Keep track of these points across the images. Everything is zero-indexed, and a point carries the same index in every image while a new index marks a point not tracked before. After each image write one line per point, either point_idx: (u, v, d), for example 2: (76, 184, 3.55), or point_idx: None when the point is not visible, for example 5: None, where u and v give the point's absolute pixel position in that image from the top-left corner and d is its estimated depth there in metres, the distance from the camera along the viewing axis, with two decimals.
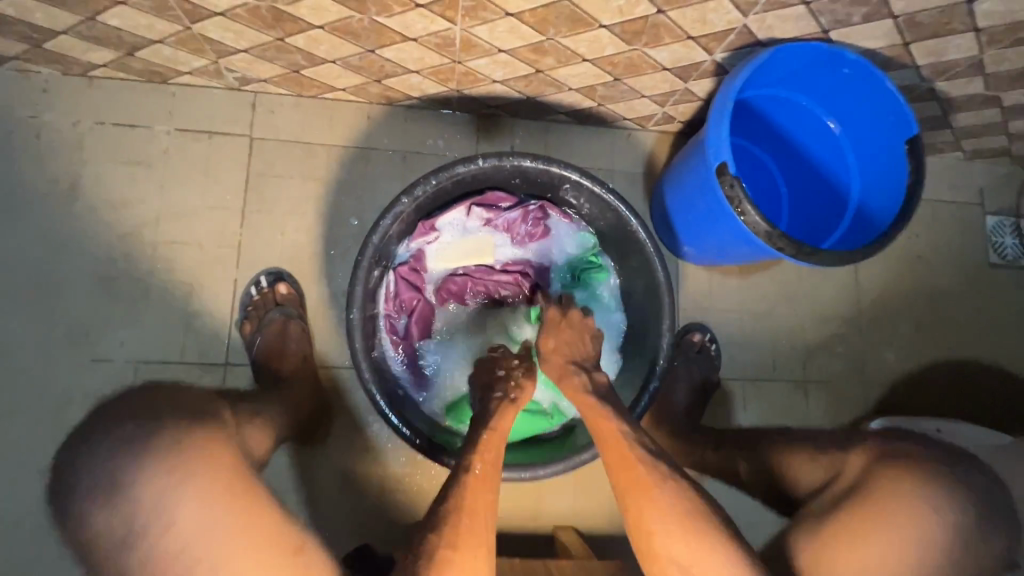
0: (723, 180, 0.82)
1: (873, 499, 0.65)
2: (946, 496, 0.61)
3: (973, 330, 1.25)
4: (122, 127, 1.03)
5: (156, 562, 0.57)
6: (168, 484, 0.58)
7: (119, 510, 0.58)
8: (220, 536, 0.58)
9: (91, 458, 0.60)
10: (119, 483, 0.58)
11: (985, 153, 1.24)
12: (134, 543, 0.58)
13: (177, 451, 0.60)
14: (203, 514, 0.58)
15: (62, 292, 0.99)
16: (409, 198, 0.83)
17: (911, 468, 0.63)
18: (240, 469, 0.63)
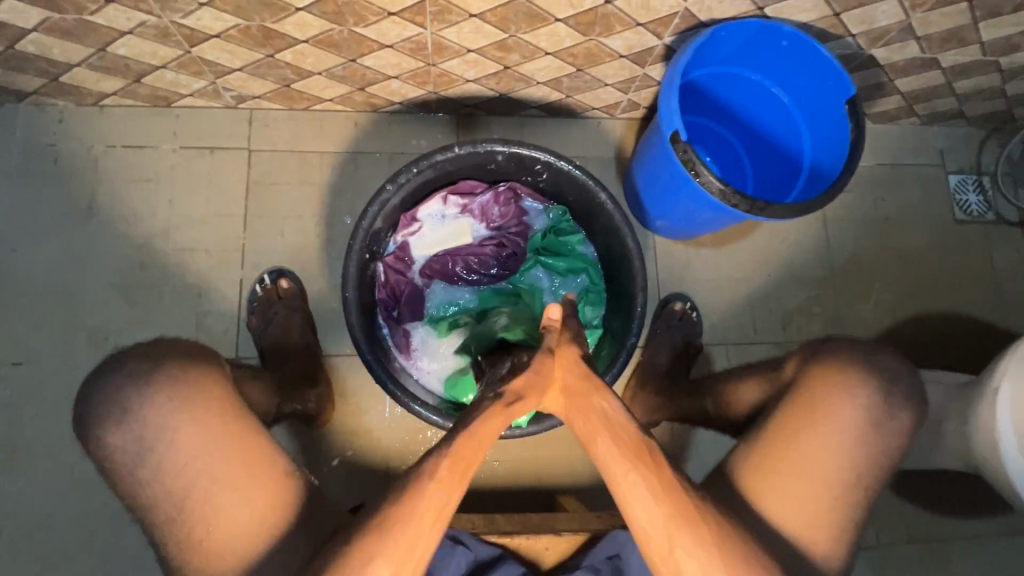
0: (677, 147, 0.90)
1: (812, 392, 0.78)
2: (858, 383, 0.78)
3: (945, 283, 1.31)
4: (130, 148, 1.13)
5: (160, 470, 0.69)
6: (166, 408, 0.70)
7: (128, 430, 0.70)
8: (213, 447, 0.70)
9: (104, 388, 0.72)
10: (128, 409, 0.70)
11: (940, 116, 1.31)
12: (143, 455, 0.70)
13: (173, 382, 0.72)
14: (198, 431, 0.70)
15: (84, 300, 1.08)
16: (394, 185, 0.91)
17: (837, 362, 0.80)
18: (228, 395, 0.73)
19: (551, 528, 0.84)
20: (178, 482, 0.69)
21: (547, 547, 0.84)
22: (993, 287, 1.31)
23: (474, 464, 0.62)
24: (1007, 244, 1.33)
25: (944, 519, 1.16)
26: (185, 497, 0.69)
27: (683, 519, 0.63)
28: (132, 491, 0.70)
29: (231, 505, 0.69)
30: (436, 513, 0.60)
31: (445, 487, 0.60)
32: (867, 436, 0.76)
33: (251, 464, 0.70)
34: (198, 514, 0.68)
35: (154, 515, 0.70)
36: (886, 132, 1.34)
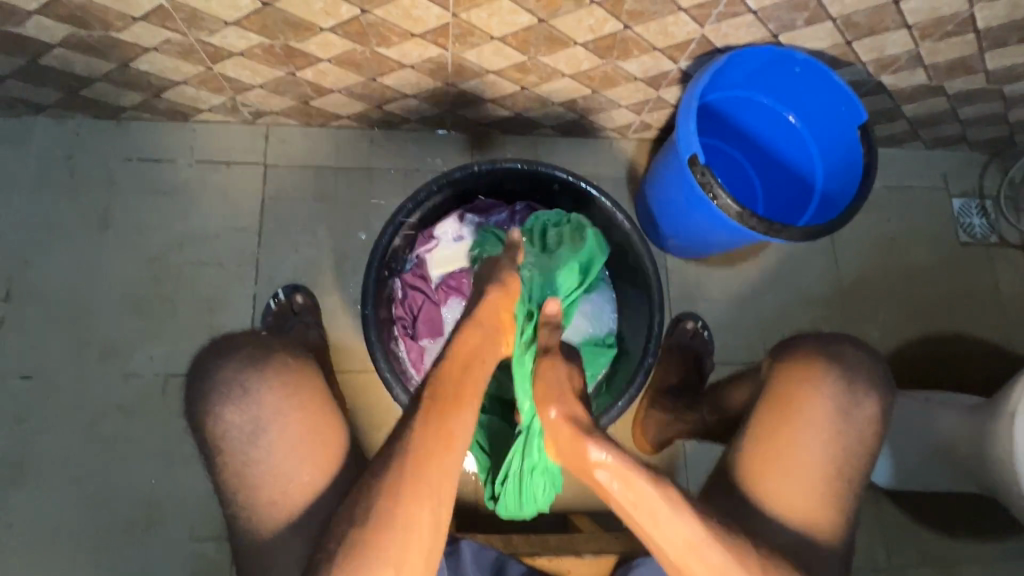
0: (694, 169, 0.91)
1: (784, 395, 0.81)
2: (822, 377, 0.81)
3: (952, 306, 1.32)
4: (146, 161, 1.14)
5: (269, 455, 0.72)
6: (281, 397, 0.73)
7: (248, 413, 0.72)
8: (318, 438, 0.73)
9: (228, 368, 0.74)
10: (249, 391, 0.73)
11: (944, 141, 1.33)
12: (254, 438, 0.72)
13: (291, 372, 0.75)
14: (302, 420, 0.73)
15: (96, 313, 1.08)
16: (414, 203, 0.93)
17: (801, 361, 0.82)
18: (330, 390, 0.77)
19: (572, 549, 0.84)
20: (284, 467, 0.71)
21: (569, 569, 0.84)
22: (999, 309, 1.33)
23: (457, 396, 0.66)
24: (1012, 266, 1.35)
25: (959, 543, 1.15)
26: (286, 483, 0.71)
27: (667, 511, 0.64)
28: (235, 471, 0.72)
29: (329, 498, 0.72)
30: (440, 441, 0.63)
31: (434, 423, 0.64)
32: (838, 426, 0.79)
33: (343, 461, 0.74)
34: (293, 501, 0.71)
35: (251, 497, 0.72)
36: (890, 155, 1.37)
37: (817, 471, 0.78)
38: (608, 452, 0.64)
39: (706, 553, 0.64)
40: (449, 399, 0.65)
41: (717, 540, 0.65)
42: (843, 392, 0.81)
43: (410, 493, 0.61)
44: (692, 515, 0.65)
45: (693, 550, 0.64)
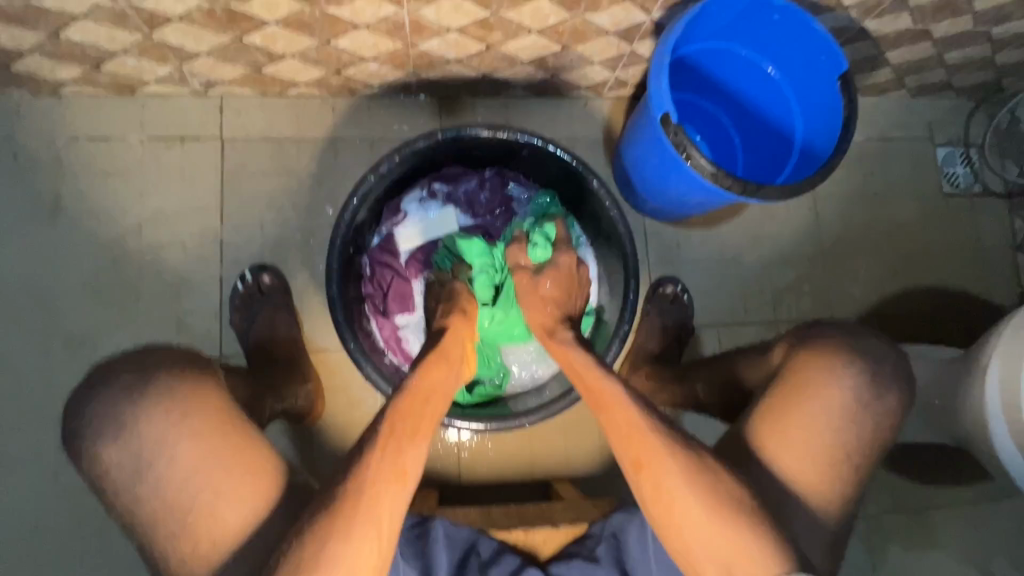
0: (667, 128, 0.87)
1: (807, 377, 0.77)
2: (843, 363, 0.78)
3: (932, 258, 1.31)
4: (95, 139, 1.08)
5: (160, 485, 0.65)
6: (164, 420, 0.67)
7: (125, 446, 0.66)
8: (213, 460, 0.66)
9: (100, 399, 0.68)
10: (125, 422, 0.67)
11: (929, 88, 1.29)
12: (143, 470, 0.66)
13: (171, 392, 0.68)
14: (194, 444, 0.66)
15: (57, 301, 1.04)
16: (376, 175, 0.88)
17: (824, 349, 0.79)
18: (225, 407, 0.69)
19: (548, 521, 0.83)
20: (177, 498, 0.65)
21: (544, 540, 0.82)
22: (979, 259, 1.32)
23: (419, 424, 0.64)
24: (993, 216, 1.34)
25: (929, 490, 1.19)
26: (186, 512, 0.64)
27: (655, 464, 0.65)
28: (127, 506, 0.66)
29: (237, 524, 0.64)
30: (391, 476, 0.60)
31: (390, 454, 0.61)
32: (854, 412, 0.76)
33: (252, 477, 0.66)
34: (198, 533, 0.64)
35: (153, 531, 0.65)
36: (874, 105, 1.33)
37: (826, 462, 0.74)
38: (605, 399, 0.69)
39: (655, 472, 0.65)
40: (404, 430, 0.63)
41: (669, 456, 0.65)
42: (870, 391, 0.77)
43: (362, 528, 0.58)
44: (642, 430, 0.66)
45: (638, 468, 0.66)
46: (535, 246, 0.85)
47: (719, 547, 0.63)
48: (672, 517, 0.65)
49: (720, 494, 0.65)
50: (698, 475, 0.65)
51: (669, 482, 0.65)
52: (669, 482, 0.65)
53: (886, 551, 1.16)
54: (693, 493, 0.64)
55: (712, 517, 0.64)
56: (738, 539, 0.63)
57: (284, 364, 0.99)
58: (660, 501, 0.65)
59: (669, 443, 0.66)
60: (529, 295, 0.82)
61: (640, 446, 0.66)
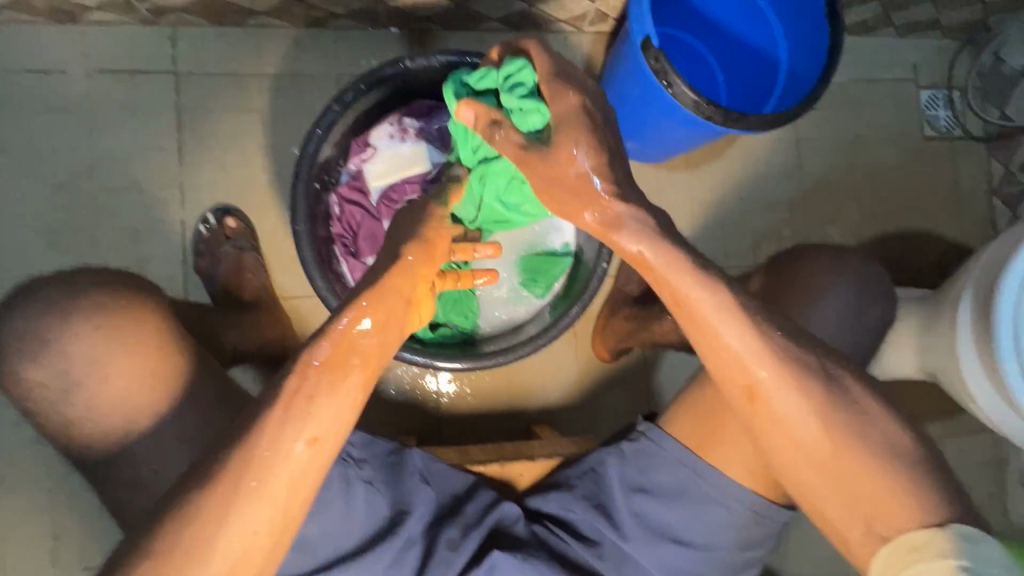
0: (647, 53, 0.83)
1: (807, 282, 0.82)
2: (836, 273, 0.83)
3: (910, 202, 1.31)
4: (35, 72, 0.99)
5: (93, 407, 0.64)
6: (96, 341, 0.65)
7: (51, 364, 0.64)
8: (149, 380, 0.66)
9: (18, 317, 0.65)
10: (52, 340, 0.65)
11: (915, 26, 1.26)
12: (73, 391, 0.64)
13: (103, 311, 0.66)
14: (129, 365, 0.65)
15: (4, 247, 0.98)
16: (341, 105, 0.83)
17: (817, 262, 0.84)
18: (162, 328, 0.68)
19: (524, 455, 0.83)
20: (112, 417, 0.65)
21: (521, 472, 0.82)
22: (956, 203, 1.33)
23: (335, 383, 0.58)
24: (972, 160, 1.34)
25: None
26: (123, 430, 0.65)
27: (769, 389, 0.62)
28: (58, 427, 0.65)
29: (177, 440, 0.66)
30: (296, 437, 0.56)
31: (290, 415, 0.56)
32: (846, 318, 0.80)
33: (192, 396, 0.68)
34: (137, 451, 0.66)
35: (89, 451, 0.66)
36: (861, 45, 1.29)
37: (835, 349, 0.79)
38: (713, 322, 0.62)
39: (770, 396, 0.62)
40: (317, 384, 0.57)
41: (790, 381, 0.62)
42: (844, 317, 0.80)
43: (249, 496, 0.54)
44: (757, 354, 0.61)
45: (755, 398, 0.63)
46: (527, 111, 0.64)
47: (849, 466, 0.62)
48: (781, 438, 0.63)
49: (841, 414, 0.62)
50: (812, 393, 0.62)
51: (783, 405, 0.62)
52: (779, 406, 0.62)
53: None
54: (805, 416, 0.62)
55: (820, 437, 0.62)
56: (847, 457, 0.62)
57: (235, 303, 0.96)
58: (772, 425, 0.63)
59: (783, 367, 0.62)
60: (573, 189, 0.62)
61: (752, 372, 0.62)
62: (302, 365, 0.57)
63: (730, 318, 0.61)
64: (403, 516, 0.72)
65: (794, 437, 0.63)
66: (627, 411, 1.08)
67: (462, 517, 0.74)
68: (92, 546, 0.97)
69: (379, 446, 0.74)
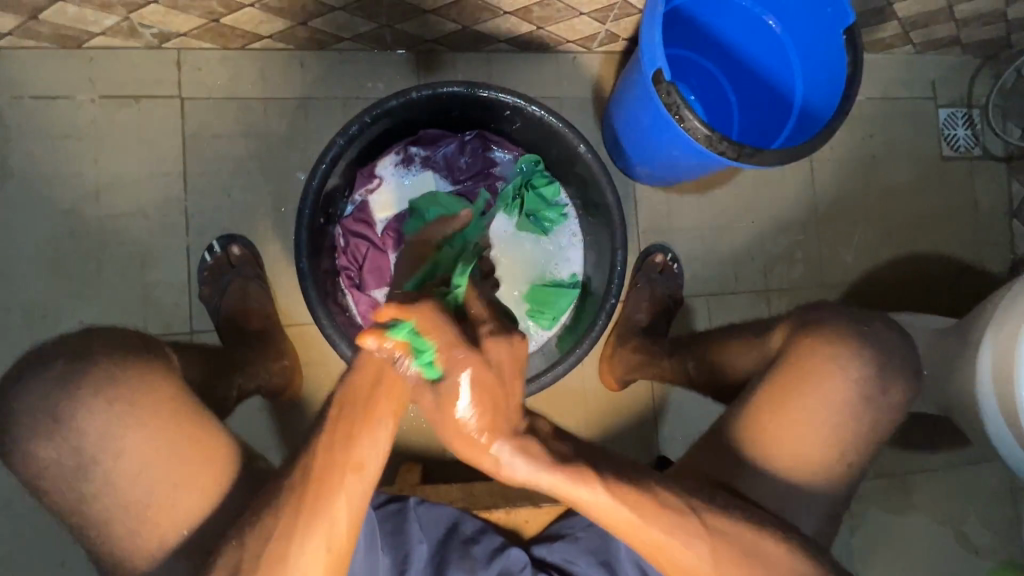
0: (658, 87, 0.81)
1: (810, 362, 0.72)
2: (853, 350, 0.72)
3: (927, 224, 1.28)
4: (41, 98, 0.99)
5: (109, 483, 0.62)
6: (109, 413, 0.62)
7: (65, 442, 0.62)
8: (167, 452, 0.63)
9: (26, 394, 0.63)
10: (61, 418, 0.62)
11: (935, 44, 1.22)
12: (86, 468, 0.62)
13: (113, 383, 0.63)
14: (144, 438, 0.62)
15: (10, 275, 0.98)
16: (345, 138, 0.82)
17: (832, 333, 0.73)
18: (179, 395, 0.66)
19: (529, 500, 0.83)
20: (131, 494, 0.62)
21: (527, 519, 0.82)
22: (973, 225, 1.29)
23: (363, 424, 0.55)
24: (992, 181, 1.30)
25: (908, 455, 1.20)
26: (144, 507, 0.62)
27: (664, 549, 0.60)
28: (74, 506, 0.63)
29: (203, 515, 0.64)
30: (345, 468, 0.55)
31: (339, 444, 0.55)
32: (857, 407, 0.71)
33: (214, 468, 0.65)
34: (160, 527, 0.62)
35: (107, 530, 0.63)
36: (878, 62, 1.26)
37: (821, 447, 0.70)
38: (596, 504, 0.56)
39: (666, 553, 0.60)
40: (354, 417, 0.55)
41: (677, 539, 0.59)
42: (821, 431, 0.70)
43: (310, 544, 0.55)
44: (641, 526, 0.58)
45: (654, 553, 0.61)
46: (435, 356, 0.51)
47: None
48: None
49: (735, 562, 0.61)
50: (705, 541, 0.60)
51: (681, 557, 0.60)
52: (679, 559, 0.60)
53: (864, 515, 1.18)
54: (705, 563, 0.60)
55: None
56: None
57: (253, 340, 0.94)
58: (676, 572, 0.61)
59: (671, 527, 0.59)
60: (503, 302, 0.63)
61: (644, 539, 0.59)
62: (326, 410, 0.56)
63: (606, 496, 0.56)
64: (408, 564, 0.71)
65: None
66: None
67: (469, 561, 0.73)
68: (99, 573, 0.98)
69: (380, 499, 0.75)
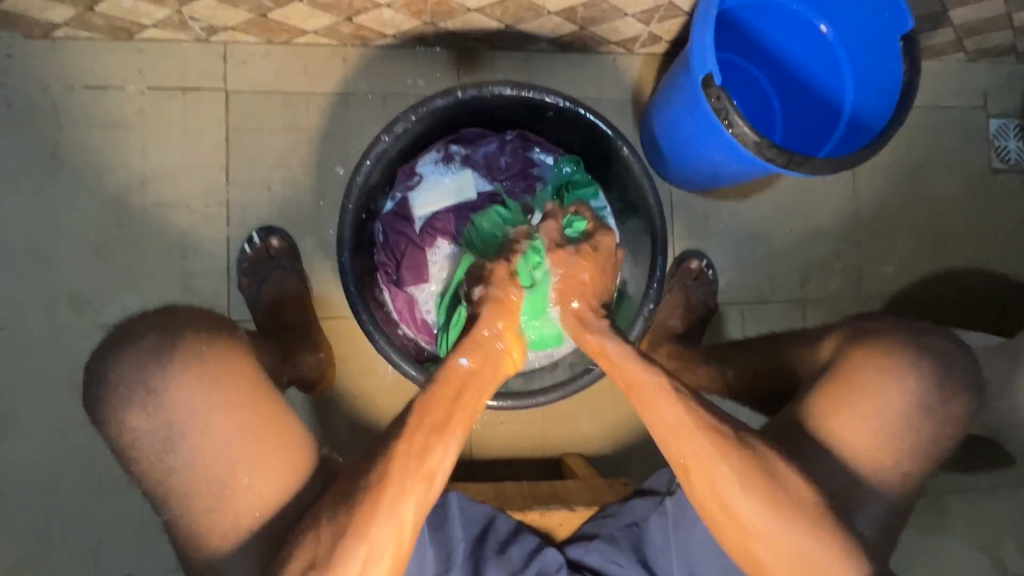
0: (708, 92, 0.79)
1: (864, 372, 0.70)
2: (909, 364, 0.70)
3: (973, 238, 1.24)
4: (93, 88, 1.01)
5: (192, 460, 0.63)
6: (196, 391, 0.64)
7: (155, 416, 0.63)
8: (247, 435, 0.64)
9: (122, 367, 0.65)
10: (153, 390, 0.64)
11: (988, 52, 1.18)
12: (173, 441, 0.63)
13: (201, 361, 0.65)
14: (226, 418, 0.64)
15: (60, 260, 1.01)
16: (391, 135, 0.83)
17: (886, 346, 0.72)
18: (256, 381, 0.67)
19: (563, 503, 0.82)
20: (211, 469, 0.63)
21: (561, 523, 0.81)
22: (1023, 239, 1.25)
23: (442, 425, 0.60)
24: None
25: (947, 475, 1.17)
26: (222, 486, 0.63)
27: (699, 461, 0.60)
28: (156, 480, 0.64)
29: (274, 498, 0.64)
30: (418, 476, 0.58)
31: (416, 451, 0.58)
32: (916, 421, 0.69)
33: (285, 453, 0.65)
34: (233, 507, 0.63)
35: (184, 507, 0.64)
36: (926, 69, 1.22)
37: (888, 445, 0.68)
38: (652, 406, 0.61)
39: (704, 474, 0.60)
40: (432, 427, 0.59)
41: (716, 453, 0.60)
42: (899, 432, 0.68)
43: (376, 538, 0.57)
44: (689, 429, 0.60)
45: (687, 473, 0.61)
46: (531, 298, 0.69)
47: (786, 556, 0.60)
48: (730, 522, 0.61)
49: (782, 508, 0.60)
50: (749, 473, 0.60)
51: (721, 482, 0.60)
52: (719, 481, 0.60)
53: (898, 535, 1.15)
54: (745, 499, 0.60)
55: (773, 521, 0.59)
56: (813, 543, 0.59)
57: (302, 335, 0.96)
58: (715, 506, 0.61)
59: (718, 443, 0.60)
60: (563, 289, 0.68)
61: (686, 453, 0.61)
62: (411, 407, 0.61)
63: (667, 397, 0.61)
64: (450, 562, 0.72)
65: (732, 515, 0.60)
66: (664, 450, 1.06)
67: (506, 561, 0.74)
68: (135, 553, 1.00)
69: None
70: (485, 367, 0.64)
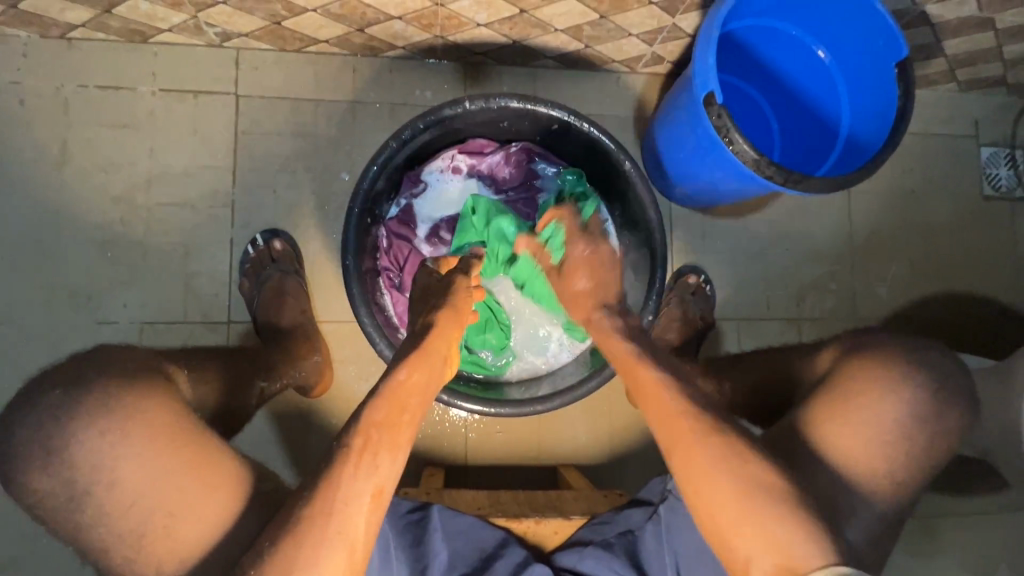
0: (709, 109, 0.81)
1: (860, 383, 0.71)
2: (904, 376, 0.70)
3: (965, 262, 1.26)
4: (105, 88, 1.03)
5: (104, 515, 0.58)
6: (105, 443, 0.59)
7: (58, 473, 0.58)
8: (161, 485, 0.59)
9: (24, 427, 0.60)
10: (53, 448, 0.59)
11: (980, 83, 1.22)
12: (80, 497, 0.59)
13: (109, 411, 0.60)
14: (138, 469, 0.59)
15: (61, 255, 1.01)
16: (398, 142, 0.85)
17: (882, 359, 0.72)
18: (174, 424, 0.62)
19: (558, 512, 0.82)
20: (125, 524, 0.59)
21: (556, 531, 0.81)
22: (1014, 266, 1.27)
23: (391, 442, 0.58)
24: None
25: (940, 498, 1.17)
26: (139, 537, 0.59)
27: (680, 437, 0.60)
28: (70, 533, 0.60)
29: (202, 546, 0.59)
30: (367, 492, 0.56)
31: (366, 466, 0.56)
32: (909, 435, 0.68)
33: (209, 500, 0.60)
34: (155, 558, 0.59)
35: (104, 558, 0.60)
36: (919, 98, 1.26)
37: (877, 458, 0.67)
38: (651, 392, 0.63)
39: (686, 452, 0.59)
40: (383, 438, 0.57)
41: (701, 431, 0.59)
42: (890, 443, 0.68)
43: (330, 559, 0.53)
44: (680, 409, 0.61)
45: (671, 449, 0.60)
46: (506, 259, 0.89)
47: (765, 545, 0.55)
48: (710, 504, 0.58)
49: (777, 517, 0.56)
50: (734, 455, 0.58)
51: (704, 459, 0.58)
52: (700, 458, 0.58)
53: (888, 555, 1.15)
54: (726, 477, 0.57)
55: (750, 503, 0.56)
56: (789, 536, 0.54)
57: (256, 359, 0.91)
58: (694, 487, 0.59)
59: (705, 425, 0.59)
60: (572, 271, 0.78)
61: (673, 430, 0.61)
62: (354, 426, 0.58)
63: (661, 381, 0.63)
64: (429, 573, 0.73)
65: (704, 496, 0.58)
66: (658, 464, 1.05)
67: None
68: None
69: (402, 506, 0.77)
70: (428, 383, 0.64)
